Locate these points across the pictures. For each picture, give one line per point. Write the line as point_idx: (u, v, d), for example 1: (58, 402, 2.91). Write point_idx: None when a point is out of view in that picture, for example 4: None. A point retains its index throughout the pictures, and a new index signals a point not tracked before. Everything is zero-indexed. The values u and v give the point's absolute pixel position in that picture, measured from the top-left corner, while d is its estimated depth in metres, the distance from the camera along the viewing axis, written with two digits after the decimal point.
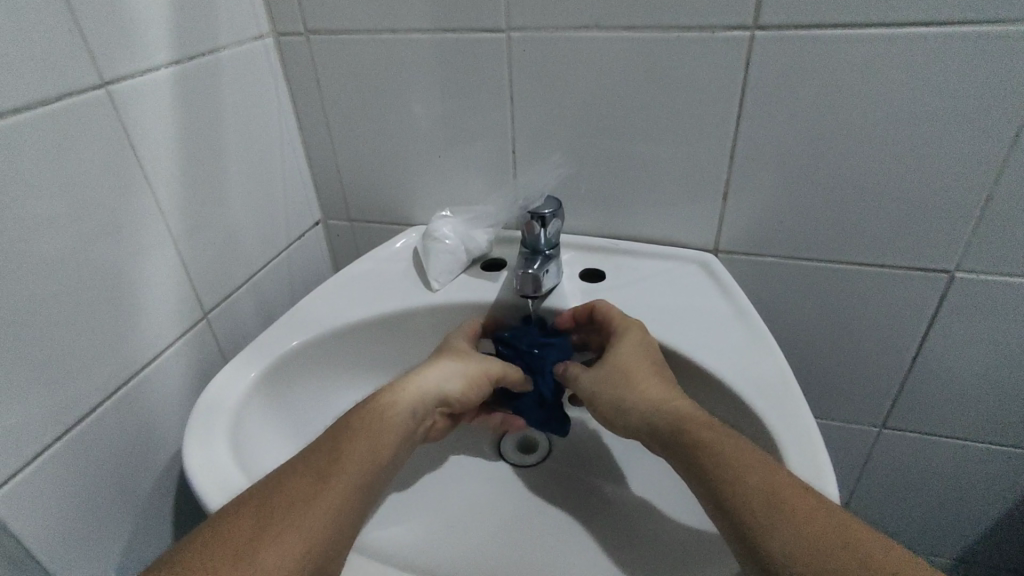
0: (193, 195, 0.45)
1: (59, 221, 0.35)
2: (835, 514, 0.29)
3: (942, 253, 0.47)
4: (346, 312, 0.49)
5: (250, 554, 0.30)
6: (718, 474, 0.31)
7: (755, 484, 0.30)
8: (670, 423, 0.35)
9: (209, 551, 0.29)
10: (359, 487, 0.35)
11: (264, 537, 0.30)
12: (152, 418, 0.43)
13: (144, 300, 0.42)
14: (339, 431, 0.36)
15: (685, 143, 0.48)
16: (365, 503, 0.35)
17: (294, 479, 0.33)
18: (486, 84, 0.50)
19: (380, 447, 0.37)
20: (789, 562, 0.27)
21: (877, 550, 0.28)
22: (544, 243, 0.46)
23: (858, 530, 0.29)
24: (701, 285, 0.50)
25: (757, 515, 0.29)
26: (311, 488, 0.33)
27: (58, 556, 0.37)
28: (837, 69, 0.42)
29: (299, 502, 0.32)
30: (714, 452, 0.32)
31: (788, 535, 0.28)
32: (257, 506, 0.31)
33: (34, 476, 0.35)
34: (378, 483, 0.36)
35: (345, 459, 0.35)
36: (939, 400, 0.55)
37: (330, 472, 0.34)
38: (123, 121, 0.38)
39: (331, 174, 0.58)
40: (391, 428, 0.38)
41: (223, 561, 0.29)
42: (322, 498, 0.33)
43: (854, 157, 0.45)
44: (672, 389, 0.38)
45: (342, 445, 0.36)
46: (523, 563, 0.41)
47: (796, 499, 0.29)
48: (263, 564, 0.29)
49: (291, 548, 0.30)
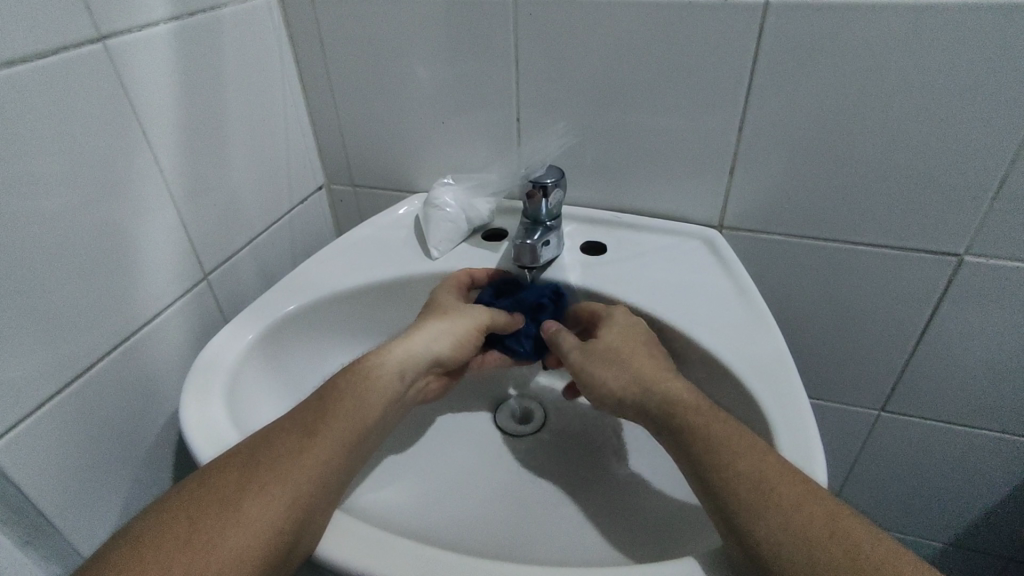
0: (193, 155, 0.45)
1: (58, 175, 0.35)
2: (823, 500, 0.29)
3: (953, 236, 0.46)
4: (345, 277, 0.49)
5: (235, 506, 0.30)
6: (705, 451, 0.31)
7: (743, 467, 0.30)
8: (661, 403, 0.35)
9: (195, 502, 0.30)
10: (345, 446, 0.35)
11: (249, 489, 0.31)
12: (151, 374, 0.44)
13: (144, 258, 0.42)
14: (329, 391, 0.37)
15: (693, 114, 0.47)
16: (352, 462, 0.35)
17: (282, 436, 0.34)
18: (491, 48, 0.48)
19: (369, 408, 0.37)
20: (775, 540, 0.27)
21: (864, 539, 0.28)
22: (545, 214, 0.45)
23: (847, 517, 0.28)
24: (704, 262, 0.49)
25: (744, 496, 0.29)
26: (298, 444, 0.33)
27: (58, 503, 0.38)
28: (853, 40, 0.40)
29: (286, 457, 0.33)
30: (702, 433, 0.32)
31: (773, 517, 0.28)
32: (243, 461, 0.32)
33: (34, 427, 0.36)
34: (367, 444, 0.37)
35: (332, 418, 0.35)
36: (942, 386, 0.54)
37: (318, 431, 0.34)
38: (121, 76, 0.38)
39: (335, 138, 0.58)
40: (380, 389, 0.38)
41: (210, 513, 0.30)
42: (308, 456, 0.33)
43: (868, 133, 0.44)
44: (662, 368, 0.38)
45: (331, 404, 0.36)
46: (511, 529, 0.41)
47: (784, 484, 0.29)
48: (247, 514, 0.30)
49: (275, 500, 0.31)
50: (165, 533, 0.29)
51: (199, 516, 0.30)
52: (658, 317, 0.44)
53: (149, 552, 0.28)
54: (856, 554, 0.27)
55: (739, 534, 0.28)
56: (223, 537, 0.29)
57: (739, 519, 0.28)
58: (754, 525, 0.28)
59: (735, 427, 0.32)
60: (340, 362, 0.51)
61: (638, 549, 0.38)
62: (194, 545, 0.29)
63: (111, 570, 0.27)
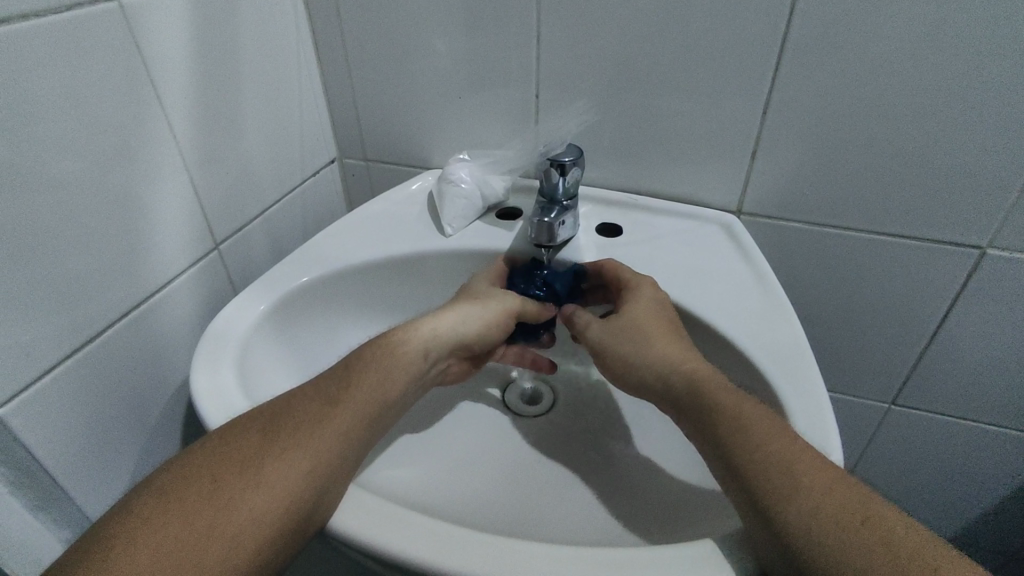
0: (206, 121, 0.44)
1: (69, 137, 0.34)
2: (855, 488, 0.28)
3: (976, 228, 0.45)
4: (358, 251, 0.49)
5: (256, 468, 0.30)
6: (732, 428, 0.31)
7: (771, 452, 0.29)
8: (690, 383, 0.35)
9: (218, 459, 0.30)
10: (366, 418, 0.35)
11: (271, 452, 0.31)
12: (162, 343, 0.44)
13: (157, 225, 0.41)
14: (352, 362, 0.37)
15: (716, 97, 0.46)
16: (371, 435, 0.35)
17: (304, 404, 0.34)
18: (512, 22, 0.47)
19: (392, 383, 0.37)
20: (806, 522, 0.27)
21: (897, 526, 0.27)
22: (562, 192, 0.45)
23: (877, 504, 0.28)
24: (721, 246, 0.48)
25: (770, 479, 0.28)
26: (319, 412, 0.33)
27: (70, 466, 0.38)
28: (886, 23, 0.39)
29: (308, 424, 0.33)
30: (723, 414, 0.32)
31: (801, 505, 0.27)
32: (264, 424, 0.32)
33: (46, 391, 0.35)
34: (387, 418, 0.36)
35: (354, 389, 0.35)
36: (955, 380, 0.54)
37: (341, 399, 0.34)
38: (134, 36, 0.37)
39: (349, 110, 0.57)
40: (403, 364, 0.38)
41: (231, 472, 0.30)
42: (329, 424, 0.33)
43: (896, 121, 0.43)
44: (685, 348, 0.37)
45: (354, 375, 0.36)
46: (521, 508, 0.41)
47: (809, 470, 0.29)
48: (267, 477, 0.30)
49: (295, 465, 0.31)
50: (189, 487, 0.29)
51: (220, 473, 0.30)
52: (673, 300, 0.44)
53: (171, 505, 0.29)
54: (889, 540, 0.26)
55: (764, 511, 0.28)
56: (243, 498, 0.29)
57: (768, 498, 0.28)
58: (782, 508, 0.27)
59: (761, 410, 0.32)
60: (351, 337, 0.50)
61: (647, 531, 0.38)
62: (214, 501, 0.29)
63: (135, 519, 0.28)
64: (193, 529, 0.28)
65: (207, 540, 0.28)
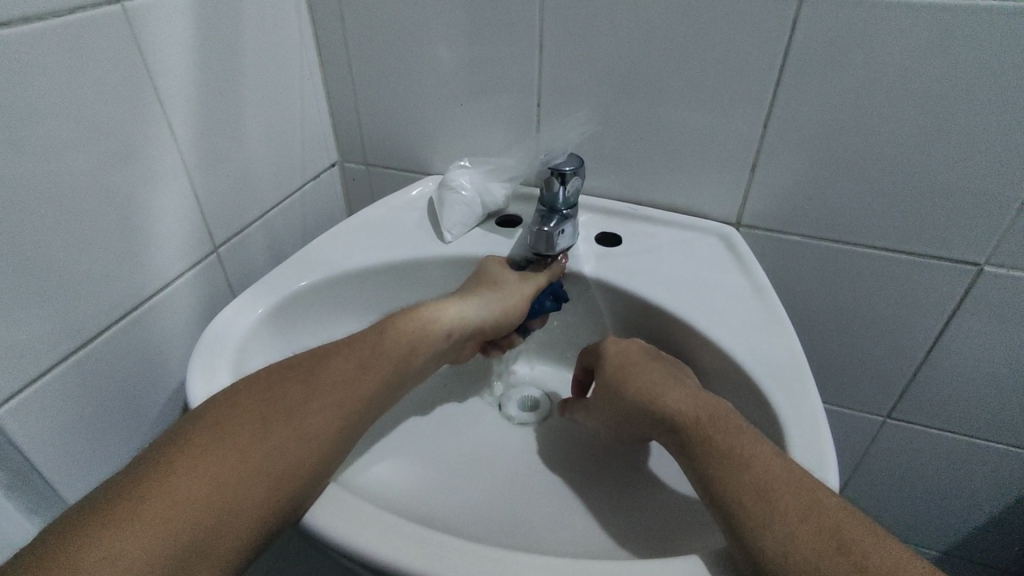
0: (208, 124, 0.44)
1: (69, 137, 0.34)
2: (834, 511, 0.28)
3: (973, 246, 0.45)
4: (357, 256, 0.49)
5: (299, 416, 0.32)
6: (712, 452, 0.31)
7: (749, 476, 0.29)
8: (675, 411, 0.35)
9: (264, 403, 0.32)
10: (389, 385, 0.38)
11: (312, 403, 0.33)
12: (159, 345, 0.44)
13: (156, 228, 0.41)
14: (381, 331, 0.39)
15: (717, 109, 0.46)
16: (390, 401, 0.38)
17: (341, 360, 0.36)
18: (515, 31, 0.47)
19: (418, 353, 0.40)
20: (782, 550, 0.27)
21: (874, 550, 0.27)
22: (562, 202, 0.45)
23: (855, 528, 0.27)
24: (719, 257, 0.48)
25: (748, 508, 0.28)
26: (353, 370, 0.36)
27: (64, 468, 0.38)
28: (886, 41, 0.39)
29: (344, 382, 0.35)
30: (710, 439, 0.32)
31: (778, 530, 0.27)
32: (304, 376, 0.35)
33: (42, 392, 0.35)
34: (403, 388, 0.39)
35: (384, 355, 0.38)
36: (949, 395, 0.54)
37: (370, 363, 0.37)
38: (136, 39, 0.37)
39: (351, 115, 0.57)
40: (430, 337, 0.41)
41: (278, 417, 0.32)
42: (361, 383, 0.36)
43: (897, 136, 0.43)
44: (672, 375, 0.38)
45: (384, 341, 0.39)
46: (515, 518, 0.41)
47: (788, 495, 0.28)
48: (309, 426, 0.32)
49: (332, 418, 0.33)
50: (240, 425, 0.31)
51: (268, 417, 0.32)
52: (672, 311, 0.44)
53: (226, 437, 0.30)
54: (864, 565, 0.26)
55: (740, 536, 0.28)
56: (289, 441, 0.31)
57: (745, 529, 0.28)
58: (759, 536, 0.27)
59: (744, 431, 0.32)
60: None
61: (640, 544, 0.38)
62: (265, 441, 0.31)
63: (190, 450, 0.29)
64: (247, 463, 0.30)
65: (258, 478, 0.30)
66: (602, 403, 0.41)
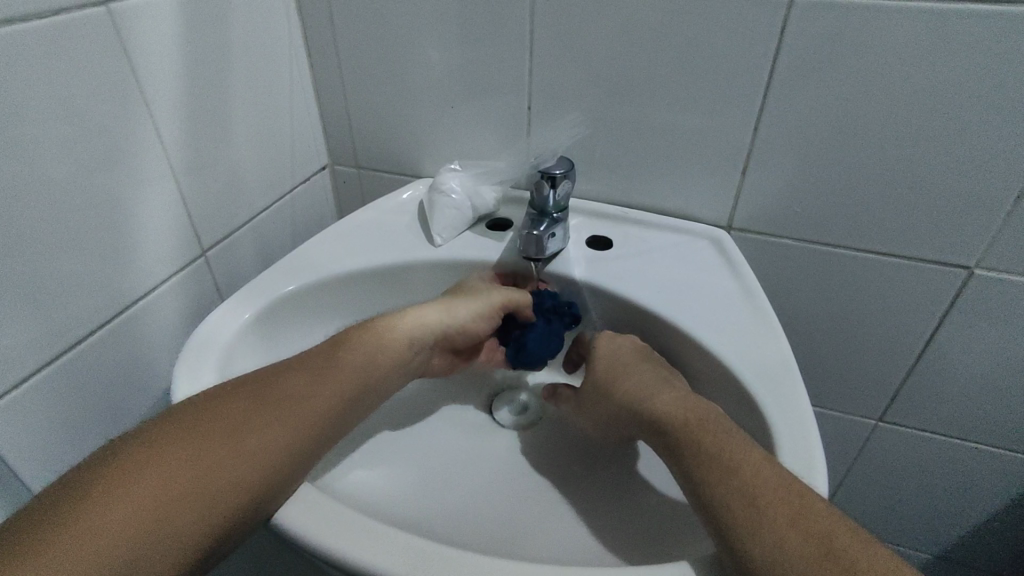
0: (196, 127, 0.44)
1: (53, 139, 0.34)
2: (825, 517, 0.28)
3: (962, 250, 0.45)
4: (346, 259, 0.48)
5: (240, 434, 0.31)
6: (701, 455, 0.31)
7: (739, 480, 0.29)
8: (665, 412, 0.35)
9: (205, 420, 0.31)
10: (347, 400, 0.36)
11: (257, 419, 0.32)
12: (145, 349, 0.43)
13: (143, 231, 0.41)
14: (338, 343, 0.38)
15: (708, 112, 0.46)
16: (349, 416, 0.36)
17: (294, 375, 0.35)
18: (506, 33, 0.47)
19: (378, 364, 0.38)
20: (771, 555, 0.26)
21: (863, 555, 0.26)
22: (552, 205, 0.44)
23: (844, 534, 0.27)
24: (710, 262, 0.48)
25: (737, 512, 0.28)
26: (306, 386, 0.35)
27: (45, 474, 0.37)
28: (876, 45, 0.39)
29: (292, 399, 0.34)
30: (700, 441, 0.32)
31: (767, 535, 0.27)
32: (254, 390, 0.33)
33: (23, 397, 0.35)
34: (366, 402, 0.38)
35: (341, 368, 0.36)
36: (940, 399, 0.54)
37: (324, 377, 0.35)
38: (123, 41, 0.37)
39: (341, 117, 0.57)
40: (389, 348, 0.39)
41: (219, 433, 0.31)
42: (313, 400, 0.34)
43: (887, 139, 0.43)
44: (661, 377, 0.38)
45: (341, 354, 0.37)
46: (504, 523, 0.41)
47: (777, 500, 0.28)
48: (252, 444, 0.31)
49: (278, 436, 0.32)
50: (175, 442, 0.30)
51: (207, 434, 0.31)
52: (662, 315, 0.44)
53: (158, 456, 0.29)
54: (854, 571, 0.26)
55: (729, 541, 0.28)
56: (226, 460, 0.30)
57: (735, 534, 0.28)
58: (747, 540, 0.27)
59: (734, 435, 0.32)
60: None
61: (630, 550, 0.38)
62: (199, 460, 0.30)
63: (119, 468, 0.29)
64: (177, 481, 0.29)
65: (188, 498, 0.28)
66: (590, 394, 0.41)
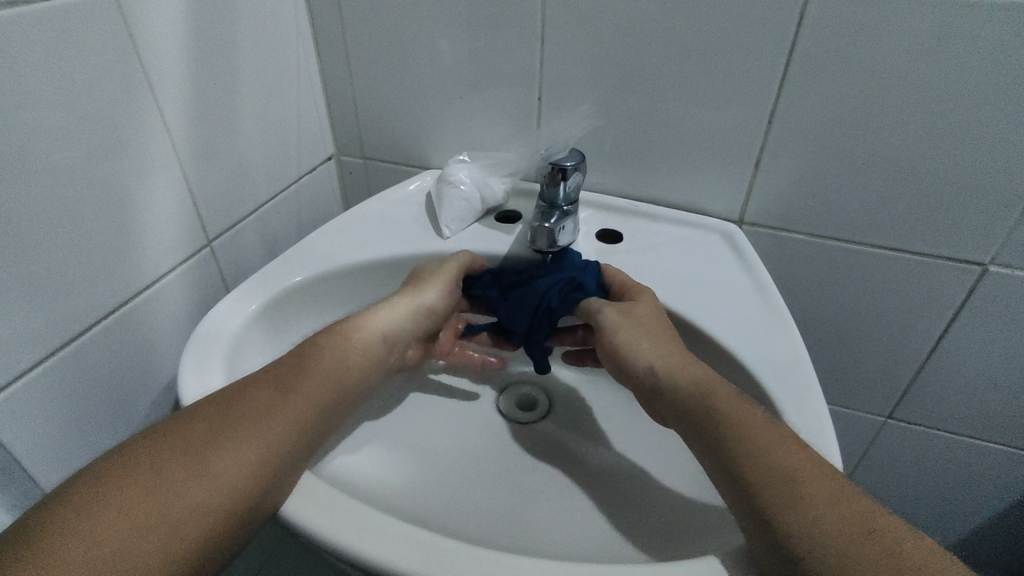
0: (201, 115, 0.43)
1: (57, 126, 0.33)
2: (861, 499, 0.28)
3: (977, 245, 0.45)
4: (353, 251, 0.48)
5: (201, 456, 0.29)
6: (733, 432, 0.31)
7: (776, 460, 0.29)
8: (693, 389, 0.34)
9: (161, 449, 0.29)
10: (318, 405, 0.35)
11: (218, 440, 0.30)
12: (151, 340, 0.43)
13: (148, 220, 0.40)
14: (306, 350, 0.36)
15: (721, 105, 0.45)
16: (324, 422, 0.35)
17: (259, 389, 0.33)
18: (516, 22, 0.46)
19: (348, 370, 0.37)
20: (811, 532, 0.26)
21: (902, 536, 0.26)
22: (563, 197, 0.43)
23: (883, 515, 0.27)
24: (721, 256, 0.48)
25: (773, 492, 0.28)
26: (271, 399, 0.33)
27: (51, 464, 0.37)
28: (894, 36, 0.39)
29: (259, 411, 0.32)
30: (730, 420, 0.31)
31: (806, 514, 0.27)
32: (213, 412, 0.31)
33: (29, 387, 0.35)
34: (340, 407, 0.36)
35: (308, 375, 0.35)
36: (950, 395, 0.54)
37: (291, 386, 0.34)
38: (129, 25, 0.36)
39: (348, 107, 0.56)
40: (360, 352, 0.38)
41: (176, 462, 0.29)
42: (280, 413, 0.33)
43: (904, 133, 0.42)
44: (683, 353, 0.37)
45: (309, 361, 0.36)
46: (513, 516, 0.40)
47: (814, 479, 0.28)
48: (215, 468, 0.29)
49: (244, 454, 0.30)
50: (129, 476, 0.28)
51: (165, 463, 0.29)
52: (672, 309, 0.43)
53: (111, 493, 0.27)
54: (895, 550, 0.25)
55: (767, 521, 0.27)
56: (186, 488, 0.28)
57: (773, 512, 0.27)
58: (786, 519, 0.27)
59: (768, 417, 0.32)
60: None
61: (640, 543, 0.37)
62: (158, 490, 0.28)
63: (72, 509, 0.26)
64: (139, 515, 0.27)
65: (152, 530, 0.27)
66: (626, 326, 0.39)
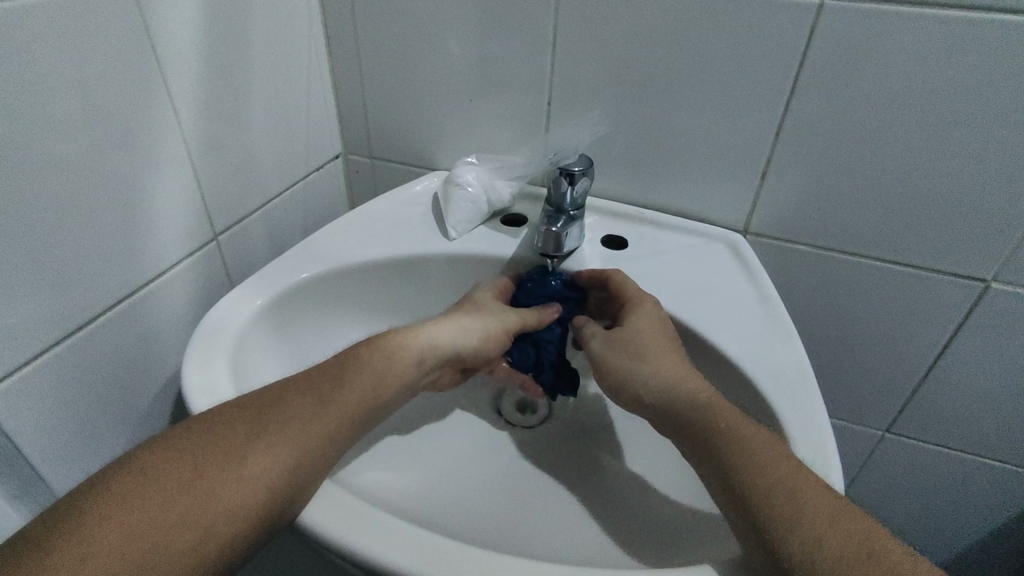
0: (213, 109, 0.43)
1: (70, 116, 0.33)
2: (861, 523, 0.28)
3: (979, 263, 0.45)
4: (360, 250, 0.48)
5: (238, 459, 0.30)
6: (738, 444, 0.31)
7: (781, 476, 0.29)
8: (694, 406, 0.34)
9: (200, 445, 0.30)
10: (354, 418, 0.34)
11: (256, 443, 0.30)
12: (155, 332, 0.43)
13: (156, 212, 0.41)
14: (347, 359, 0.36)
15: (729, 114, 0.45)
16: (355, 437, 0.35)
17: (297, 398, 0.33)
18: (529, 26, 0.47)
19: (383, 384, 0.37)
20: (811, 552, 0.26)
21: (902, 561, 0.26)
22: (569, 203, 0.44)
23: (883, 540, 0.27)
24: (726, 265, 0.48)
25: (780, 503, 0.28)
26: (308, 409, 0.33)
27: (52, 455, 0.37)
28: (901, 53, 0.39)
29: (297, 420, 0.32)
30: (738, 433, 0.31)
31: (808, 533, 0.27)
32: (252, 415, 0.32)
33: (32, 377, 0.35)
34: (373, 420, 0.36)
35: (349, 387, 0.35)
36: (947, 412, 0.54)
37: (330, 398, 0.34)
38: (145, 19, 0.37)
39: (357, 105, 0.56)
40: (398, 368, 0.38)
41: (214, 461, 0.29)
42: (317, 423, 0.33)
43: (909, 148, 0.42)
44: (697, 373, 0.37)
45: (348, 370, 0.36)
46: (511, 521, 0.41)
47: (817, 499, 0.28)
48: (247, 470, 0.29)
49: (280, 457, 0.30)
50: (168, 471, 0.28)
51: (203, 462, 0.29)
52: (675, 317, 0.43)
53: (147, 486, 0.28)
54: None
55: (767, 532, 0.27)
56: (221, 490, 0.28)
57: (776, 525, 0.27)
58: (792, 534, 0.27)
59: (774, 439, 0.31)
60: (348, 338, 0.50)
61: (640, 549, 0.37)
62: (194, 488, 0.28)
63: (110, 497, 0.27)
64: (171, 510, 0.27)
65: (184, 525, 0.27)
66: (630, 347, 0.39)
